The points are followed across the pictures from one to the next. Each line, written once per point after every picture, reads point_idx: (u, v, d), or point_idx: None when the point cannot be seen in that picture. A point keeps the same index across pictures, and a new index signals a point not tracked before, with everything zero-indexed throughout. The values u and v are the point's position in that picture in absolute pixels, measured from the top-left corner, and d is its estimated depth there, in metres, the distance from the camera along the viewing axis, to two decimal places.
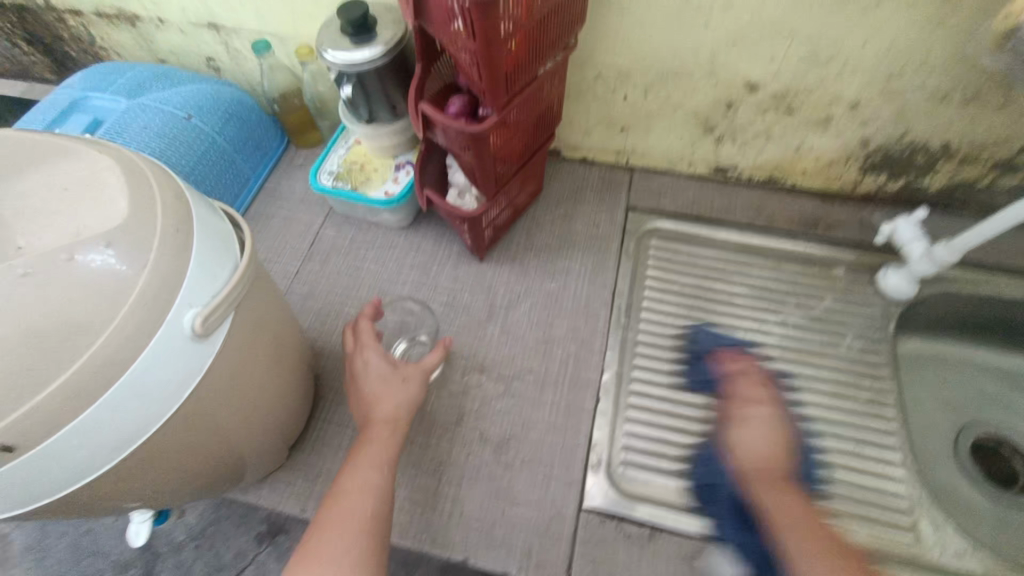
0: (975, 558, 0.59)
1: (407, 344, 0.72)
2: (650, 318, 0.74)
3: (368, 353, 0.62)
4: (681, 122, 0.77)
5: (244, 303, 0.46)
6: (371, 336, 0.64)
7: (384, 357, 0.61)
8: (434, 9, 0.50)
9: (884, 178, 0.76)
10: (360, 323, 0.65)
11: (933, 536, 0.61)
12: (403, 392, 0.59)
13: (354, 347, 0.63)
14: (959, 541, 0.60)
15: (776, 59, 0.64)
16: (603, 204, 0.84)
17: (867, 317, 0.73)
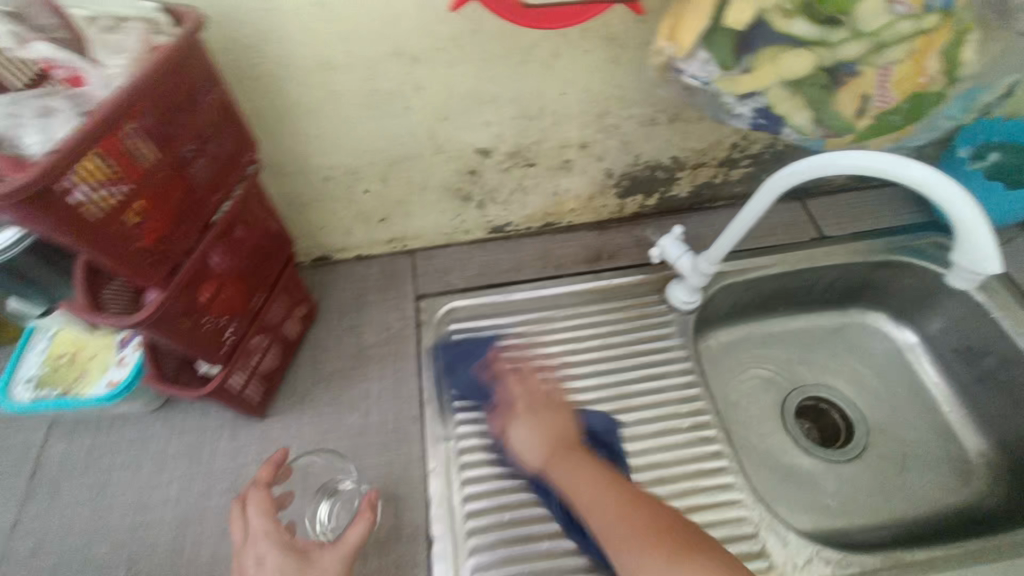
0: (822, 560, 0.59)
1: (330, 504, 0.62)
2: (467, 416, 0.67)
3: (260, 545, 0.51)
4: (435, 199, 0.72)
5: None
6: (264, 513, 0.54)
7: (281, 551, 0.50)
8: None
9: (640, 198, 0.79)
10: (252, 493, 0.55)
11: (785, 551, 0.60)
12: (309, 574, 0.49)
13: (247, 533, 0.53)
14: (805, 546, 0.60)
15: (492, 123, 0.62)
16: (390, 300, 0.77)
17: (669, 336, 0.74)
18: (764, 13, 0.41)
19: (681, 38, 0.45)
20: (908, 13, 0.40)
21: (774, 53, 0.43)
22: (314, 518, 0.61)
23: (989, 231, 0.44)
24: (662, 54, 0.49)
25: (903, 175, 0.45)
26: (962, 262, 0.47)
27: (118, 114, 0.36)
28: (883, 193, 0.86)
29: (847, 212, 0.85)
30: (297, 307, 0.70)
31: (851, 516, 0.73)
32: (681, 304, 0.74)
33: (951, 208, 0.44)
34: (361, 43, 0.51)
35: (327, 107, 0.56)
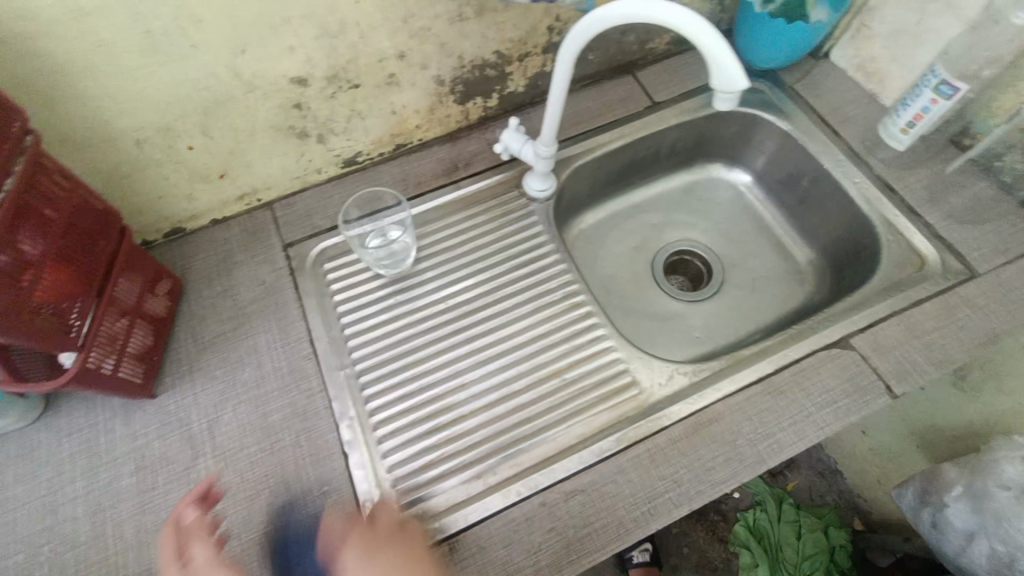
0: (682, 373, 0.67)
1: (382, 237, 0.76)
2: (359, 342, 0.71)
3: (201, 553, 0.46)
4: (271, 142, 0.71)
5: None
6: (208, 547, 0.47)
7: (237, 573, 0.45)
8: None
9: (481, 100, 0.81)
10: (186, 515, 0.50)
11: (648, 373, 0.68)
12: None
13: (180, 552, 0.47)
14: (666, 367, 0.68)
15: (295, 47, 0.61)
16: (258, 256, 0.76)
17: (530, 223, 0.79)
18: None
19: None
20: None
21: None
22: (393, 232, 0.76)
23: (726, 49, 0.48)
24: None
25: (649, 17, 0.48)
26: (717, 87, 0.50)
27: None
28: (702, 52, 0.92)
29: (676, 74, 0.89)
30: (154, 285, 0.68)
31: (717, 340, 0.85)
32: (537, 193, 0.79)
33: (700, 42, 0.48)
34: None
35: (108, 59, 0.53)
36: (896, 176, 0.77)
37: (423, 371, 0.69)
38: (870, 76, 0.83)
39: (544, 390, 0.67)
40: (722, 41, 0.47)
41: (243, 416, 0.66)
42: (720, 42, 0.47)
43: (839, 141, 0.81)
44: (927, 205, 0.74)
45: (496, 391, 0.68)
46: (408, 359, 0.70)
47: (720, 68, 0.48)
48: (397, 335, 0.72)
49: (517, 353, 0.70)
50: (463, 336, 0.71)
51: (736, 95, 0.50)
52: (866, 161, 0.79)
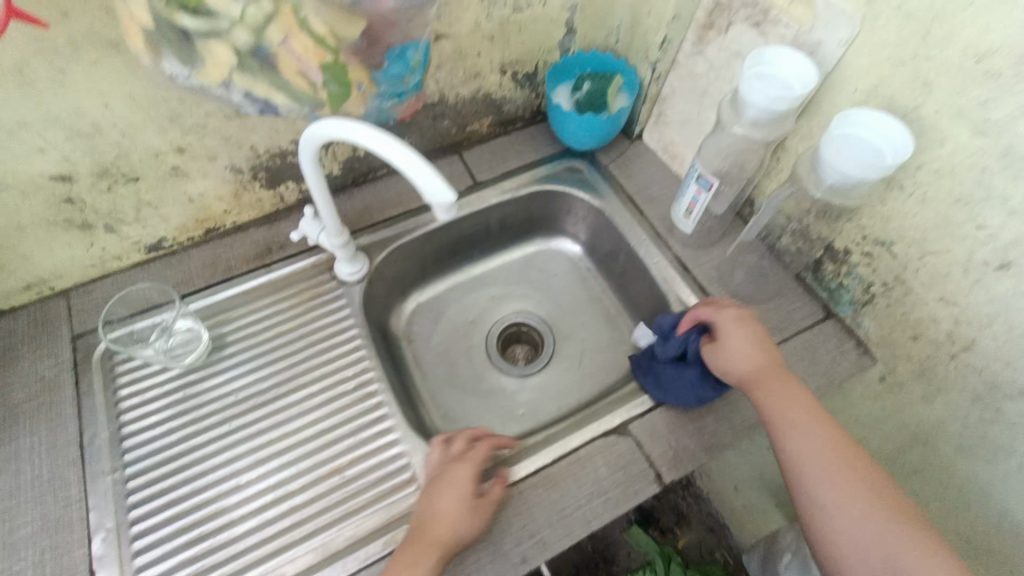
0: None
1: (163, 339, 0.74)
2: (137, 442, 0.68)
3: None
4: (47, 235, 0.69)
5: None
6: None
7: None
8: None
9: (293, 184, 0.81)
10: None
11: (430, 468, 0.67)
12: (750, 360, 0.61)
13: None
14: None
15: (45, 149, 0.60)
16: (43, 348, 0.73)
17: (338, 308, 0.79)
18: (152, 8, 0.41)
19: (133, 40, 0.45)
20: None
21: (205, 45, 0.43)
22: (175, 331, 0.74)
23: (429, 170, 0.50)
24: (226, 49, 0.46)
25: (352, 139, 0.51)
26: (432, 203, 0.51)
27: None
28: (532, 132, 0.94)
29: (502, 155, 0.91)
30: None
31: (540, 416, 0.85)
32: (347, 274, 0.79)
33: (404, 165, 0.51)
34: None
35: None
36: (691, 256, 0.80)
37: (199, 473, 0.66)
38: (673, 158, 0.87)
39: (322, 489, 0.66)
40: (423, 163, 0.50)
41: None
42: (420, 162, 0.50)
43: (643, 220, 0.84)
44: (717, 284, 0.77)
45: (272, 492, 0.65)
46: (185, 460, 0.67)
47: (427, 183, 0.50)
48: (177, 434, 0.69)
49: (301, 450, 0.68)
50: (247, 433, 0.69)
51: (452, 209, 0.52)
52: (666, 240, 0.82)
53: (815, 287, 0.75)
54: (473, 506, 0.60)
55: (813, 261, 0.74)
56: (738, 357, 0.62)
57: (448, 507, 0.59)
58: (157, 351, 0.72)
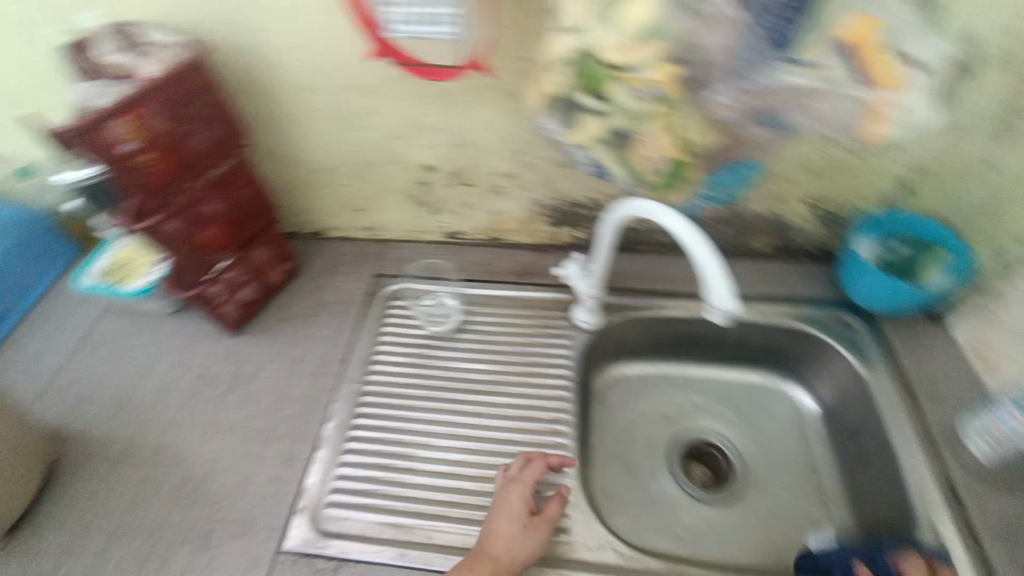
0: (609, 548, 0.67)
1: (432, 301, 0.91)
2: (379, 370, 0.85)
3: None
4: (399, 200, 0.91)
5: None
6: None
7: None
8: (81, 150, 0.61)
9: (571, 230, 0.92)
10: None
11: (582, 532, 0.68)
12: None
13: None
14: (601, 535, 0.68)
15: (434, 146, 0.80)
16: (353, 274, 0.96)
17: (560, 345, 0.86)
18: None
19: None
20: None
21: None
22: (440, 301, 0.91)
23: (723, 276, 0.52)
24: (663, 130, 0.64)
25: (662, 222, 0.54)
26: (710, 302, 0.53)
27: (136, 99, 0.58)
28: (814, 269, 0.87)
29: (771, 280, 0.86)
30: (281, 261, 0.92)
31: (698, 549, 0.78)
32: (583, 322, 0.86)
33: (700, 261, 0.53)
34: (326, 72, 0.71)
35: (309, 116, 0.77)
36: (970, 488, 0.66)
37: (407, 418, 0.79)
38: (982, 364, 0.73)
39: (487, 488, 0.72)
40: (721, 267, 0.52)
41: (275, 380, 0.84)
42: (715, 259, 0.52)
43: (916, 417, 0.72)
44: (994, 537, 0.62)
45: (449, 466, 0.74)
46: (403, 403, 0.81)
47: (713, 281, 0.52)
48: (406, 379, 0.83)
49: (486, 446, 0.76)
50: (454, 407, 0.80)
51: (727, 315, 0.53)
52: (940, 454, 0.69)
53: None
54: (528, 522, 0.66)
55: None
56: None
57: (509, 531, 0.65)
58: (421, 309, 0.90)
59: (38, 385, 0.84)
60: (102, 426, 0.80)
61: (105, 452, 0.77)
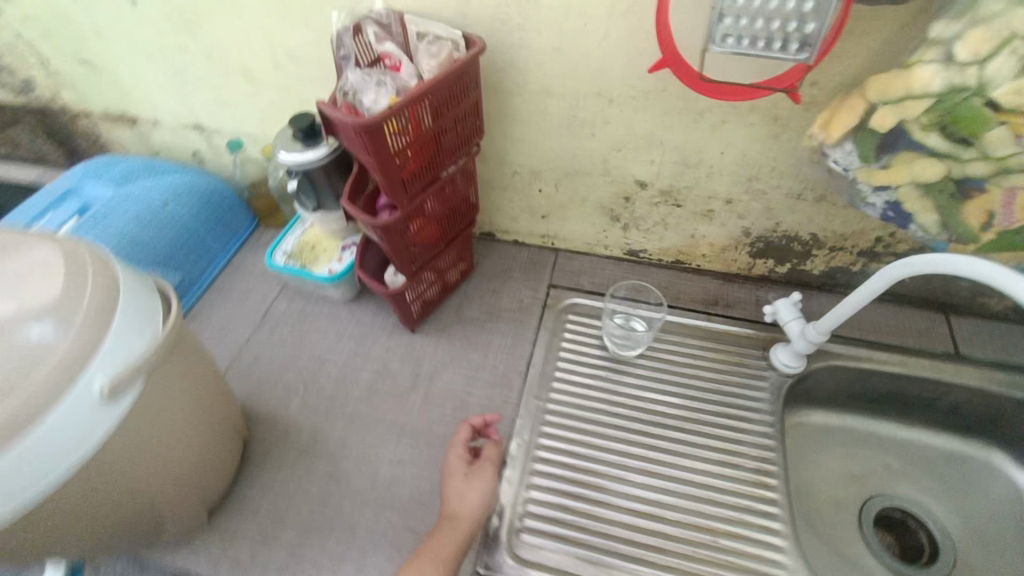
0: None
1: (624, 319, 0.86)
2: (560, 388, 0.80)
3: None
4: (590, 212, 0.89)
5: (158, 370, 0.56)
6: None
7: None
8: (349, 145, 0.60)
9: (771, 263, 0.86)
10: None
11: None
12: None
13: None
14: None
15: (655, 162, 0.76)
16: (528, 282, 0.94)
17: (757, 387, 0.80)
18: (906, 124, 0.47)
19: (831, 129, 0.53)
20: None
21: (910, 156, 0.49)
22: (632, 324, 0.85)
23: None
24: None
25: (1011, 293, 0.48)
26: None
27: (417, 98, 0.57)
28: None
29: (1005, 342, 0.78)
30: (460, 262, 0.90)
31: None
32: (783, 365, 0.79)
33: None
34: (576, 79, 0.68)
35: (536, 120, 0.75)
36: None
37: (595, 445, 0.75)
38: None
39: (689, 535, 0.68)
40: None
41: (455, 386, 0.82)
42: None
43: None
44: None
45: (646, 505, 0.70)
46: (590, 428, 0.76)
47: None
48: (591, 402, 0.79)
49: (685, 488, 0.71)
50: (645, 440, 0.75)
51: None
52: None
53: None
54: (472, 470, 0.69)
55: None
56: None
57: (458, 488, 0.67)
58: (613, 328, 0.85)
59: (224, 360, 0.86)
60: (287, 410, 0.80)
61: (292, 438, 0.78)
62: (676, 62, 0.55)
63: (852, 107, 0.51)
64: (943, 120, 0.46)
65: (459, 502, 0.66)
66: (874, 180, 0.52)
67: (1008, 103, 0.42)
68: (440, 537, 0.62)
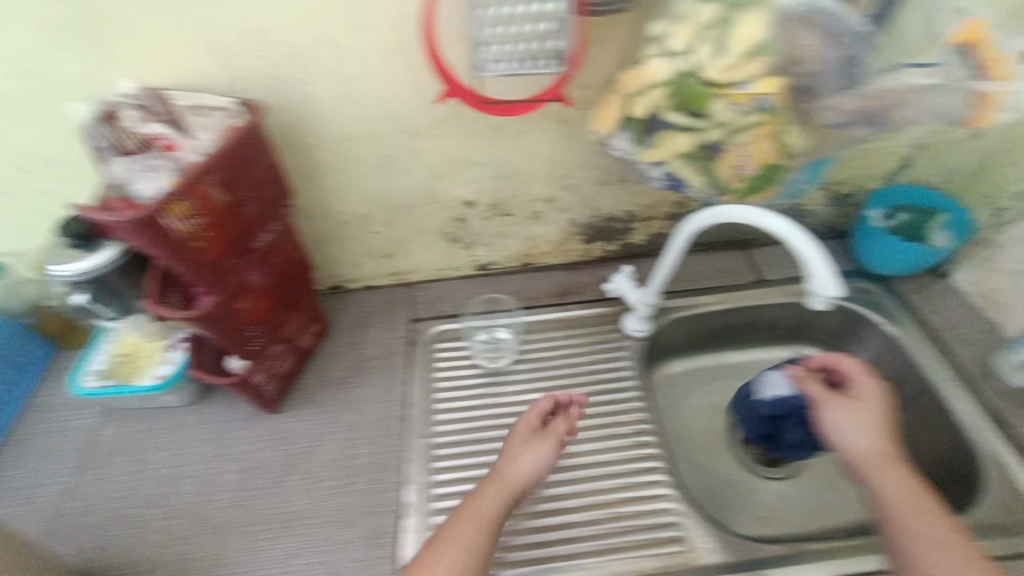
0: (727, 547, 0.68)
1: (488, 332, 0.89)
2: (444, 418, 0.81)
3: None
4: (430, 241, 0.89)
5: None
6: None
7: None
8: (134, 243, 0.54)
9: (603, 245, 0.94)
10: None
11: (699, 537, 0.69)
12: (865, 441, 0.67)
13: None
14: (714, 535, 0.69)
15: (473, 181, 0.79)
16: (388, 324, 0.92)
17: (619, 358, 0.87)
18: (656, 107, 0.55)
19: (602, 122, 0.61)
20: (755, 109, 0.51)
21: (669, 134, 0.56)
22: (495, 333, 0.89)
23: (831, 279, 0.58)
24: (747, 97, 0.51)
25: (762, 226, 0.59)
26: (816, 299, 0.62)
27: (199, 175, 0.53)
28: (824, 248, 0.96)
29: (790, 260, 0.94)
30: (310, 325, 0.85)
31: (783, 524, 0.82)
32: (635, 332, 0.88)
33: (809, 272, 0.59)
34: (372, 121, 0.68)
35: (345, 167, 0.74)
36: (1013, 412, 0.74)
37: (489, 463, 0.76)
38: (991, 304, 0.83)
39: (593, 516, 0.71)
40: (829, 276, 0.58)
41: (335, 455, 0.77)
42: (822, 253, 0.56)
43: (950, 361, 0.80)
44: None
45: (550, 502, 0.72)
46: (480, 447, 0.77)
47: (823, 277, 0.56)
48: (477, 421, 0.80)
49: (578, 473, 0.75)
50: None
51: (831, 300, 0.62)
52: (979, 387, 0.77)
53: None
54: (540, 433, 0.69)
55: None
56: (852, 434, 0.68)
57: (521, 451, 0.67)
58: (480, 341, 0.88)
59: (42, 522, 0.71)
60: (140, 552, 0.69)
61: None
62: (461, 92, 0.58)
63: (614, 102, 0.59)
64: (681, 100, 0.53)
65: (524, 467, 0.66)
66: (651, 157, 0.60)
67: (721, 79, 0.50)
68: (465, 524, 0.60)
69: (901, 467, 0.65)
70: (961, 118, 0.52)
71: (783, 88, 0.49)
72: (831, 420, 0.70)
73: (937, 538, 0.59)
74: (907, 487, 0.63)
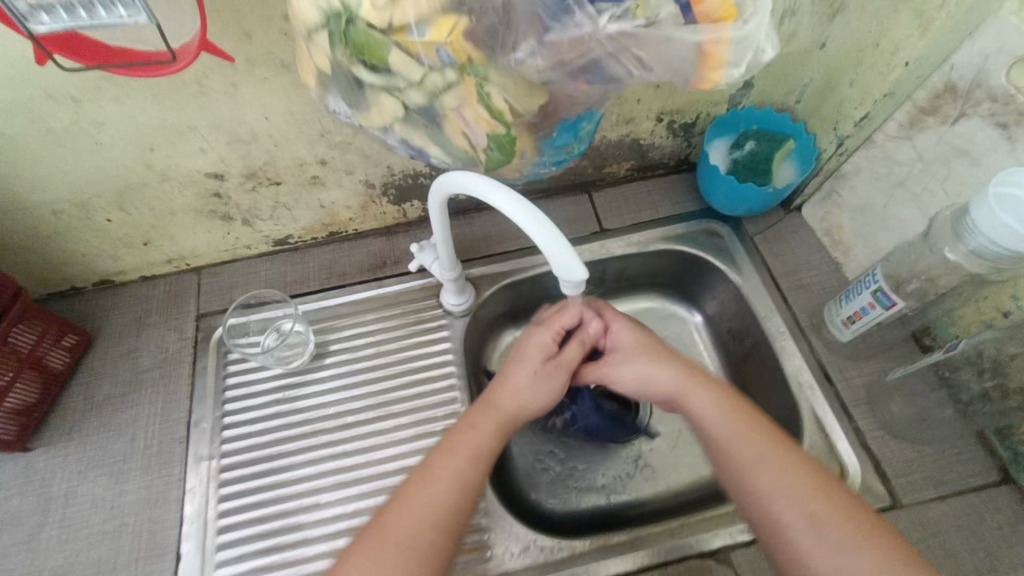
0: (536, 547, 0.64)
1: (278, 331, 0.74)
2: (235, 434, 0.71)
3: None
4: (194, 222, 0.72)
5: None
6: None
7: None
8: None
9: (419, 204, 0.79)
10: None
11: (501, 537, 0.65)
12: (660, 379, 0.60)
13: None
14: (523, 533, 0.65)
15: (206, 149, 0.62)
16: (169, 324, 0.77)
17: (440, 338, 0.76)
18: (330, 60, 0.38)
19: (305, 73, 0.44)
20: (435, 65, 0.35)
21: (367, 95, 0.39)
22: (287, 326, 0.74)
23: (561, 249, 0.45)
24: (412, 34, 0.34)
25: (486, 199, 0.46)
26: (561, 275, 0.47)
27: None
28: (677, 181, 0.83)
29: (636, 202, 0.82)
30: (57, 340, 0.71)
31: (621, 494, 0.75)
32: (452, 306, 0.75)
33: (541, 243, 0.46)
34: (3, 88, 0.50)
35: (12, 150, 0.56)
36: (838, 366, 0.69)
37: (283, 482, 0.68)
38: (835, 244, 0.74)
39: None
40: (561, 243, 0.45)
41: (101, 493, 0.68)
42: (547, 226, 0.45)
43: (788, 312, 0.72)
44: (863, 407, 0.66)
45: (347, 520, 0.66)
46: (272, 464, 0.69)
47: (553, 254, 0.46)
48: (274, 434, 0.70)
49: (380, 484, 0.68)
50: (336, 451, 0.70)
51: (577, 284, 0.48)
52: (808, 339, 0.71)
53: (995, 441, 0.63)
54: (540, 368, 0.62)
55: (1002, 414, 0.62)
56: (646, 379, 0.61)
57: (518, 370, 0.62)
58: (270, 340, 0.74)
59: None
60: None
61: None
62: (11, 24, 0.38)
63: (301, 50, 0.42)
64: (353, 51, 0.36)
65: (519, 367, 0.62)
66: (375, 122, 0.42)
67: (377, 23, 0.34)
68: (442, 457, 0.56)
69: (710, 384, 0.58)
70: (688, 79, 0.35)
71: (464, 34, 0.34)
72: (625, 384, 0.63)
73: (751, 455, 0.53)
74: (719, 407, 0.56)
